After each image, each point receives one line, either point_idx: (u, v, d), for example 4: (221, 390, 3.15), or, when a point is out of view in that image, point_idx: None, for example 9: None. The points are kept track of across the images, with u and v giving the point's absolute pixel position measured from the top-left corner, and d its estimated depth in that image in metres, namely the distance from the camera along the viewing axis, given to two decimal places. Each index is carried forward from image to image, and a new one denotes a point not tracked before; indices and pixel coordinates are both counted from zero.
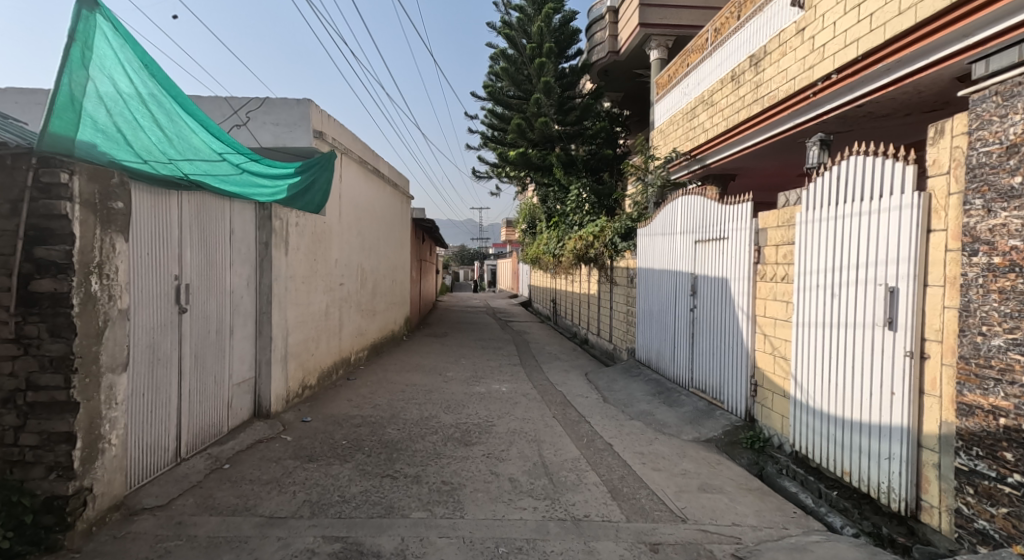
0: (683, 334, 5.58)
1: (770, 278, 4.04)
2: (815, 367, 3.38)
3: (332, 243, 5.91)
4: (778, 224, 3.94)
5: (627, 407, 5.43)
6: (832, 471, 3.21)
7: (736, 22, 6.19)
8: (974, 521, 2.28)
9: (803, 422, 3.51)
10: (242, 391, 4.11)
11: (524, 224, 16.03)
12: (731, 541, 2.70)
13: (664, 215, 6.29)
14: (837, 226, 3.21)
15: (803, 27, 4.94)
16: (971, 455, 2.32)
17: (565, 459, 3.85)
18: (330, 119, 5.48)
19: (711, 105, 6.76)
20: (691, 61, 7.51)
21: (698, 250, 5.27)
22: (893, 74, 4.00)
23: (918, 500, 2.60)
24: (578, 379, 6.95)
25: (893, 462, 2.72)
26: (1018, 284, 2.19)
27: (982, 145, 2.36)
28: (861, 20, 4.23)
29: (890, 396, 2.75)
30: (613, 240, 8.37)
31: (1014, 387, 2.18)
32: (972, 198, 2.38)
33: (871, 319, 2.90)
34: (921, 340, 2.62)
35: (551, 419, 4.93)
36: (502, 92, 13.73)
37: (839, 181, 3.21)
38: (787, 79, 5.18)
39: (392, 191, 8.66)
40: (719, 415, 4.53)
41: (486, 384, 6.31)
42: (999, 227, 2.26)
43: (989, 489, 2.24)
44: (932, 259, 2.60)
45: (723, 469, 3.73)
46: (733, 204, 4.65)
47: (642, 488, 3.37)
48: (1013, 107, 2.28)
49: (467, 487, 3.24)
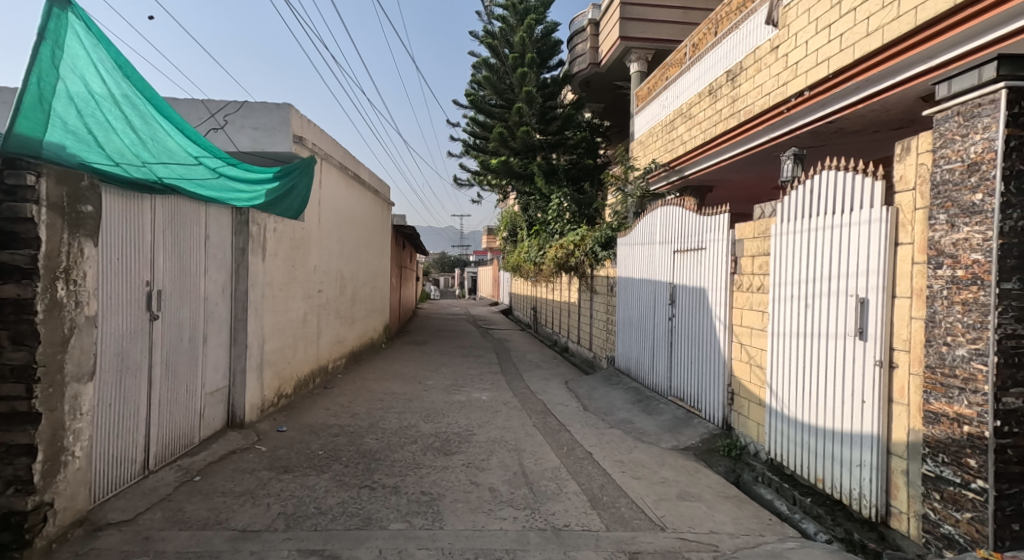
0: (661, 342, 5.65)
1: (746, 288, 4.13)
2: (791, 375, 3.45)
3: (310, 250, 5.83)
4: (754, 235, 4.03)
5: (607, 415, 5.47)
6: (806, 478, 3.28)
7: (714, 38, 6.36)
8: (940, 526, 2.34)
9: (778, 430, 3.57)
10: (215, 400, 4.00)
11: (506, 232, 16.03)
12: (708, 549, 2.73)
13: (644, 224, 6.36)
14: (810, 238, 3.31)
15: (778, 45, 5.08)
16: (937, 461, 2.37)
17: (545, 467, 3.86)
18: (310, 123, 5.44)
19: (689, 117, 6.89)
20: (670, 75, 7.66)
21: (676, 261, 5.36)
22: (863, 92, 4.15)
23: (888, 506, 2.68)
24: (558, 387, 6.97)
25: (863, 469, 2.79)
26: (979, 296, 2.24)
27: (946, 163, 2.42)
28: (831, 40, 4.36)
29: (862, 404, 2.82)
30: (593, 249, 8.42)
31: (976, 395, 2.22)
32: (937, 213, 2.44)
33: (843, 329, 2.98)
34: (891, 349, 2.70)
35: (531, 428, 4.94)
36: (483, 101, 14.02)
37: (813, 195, 3.30)
38: (763, 94, 5.31)
39: (373, 198, 8.60)
40: (696, 423, 4.61)
41: (466, 392, 6.28)
42: (962, 241, 2.31)
43: (954, 494, 2.28)
44: (900, 272, 2.67)
45: (702, 476, 3.77)
46: (710, 216, 4.74)
47: (622, 496, 3.39)
48: (974, 127, 2.34)
49: (446, 497, 3.22)
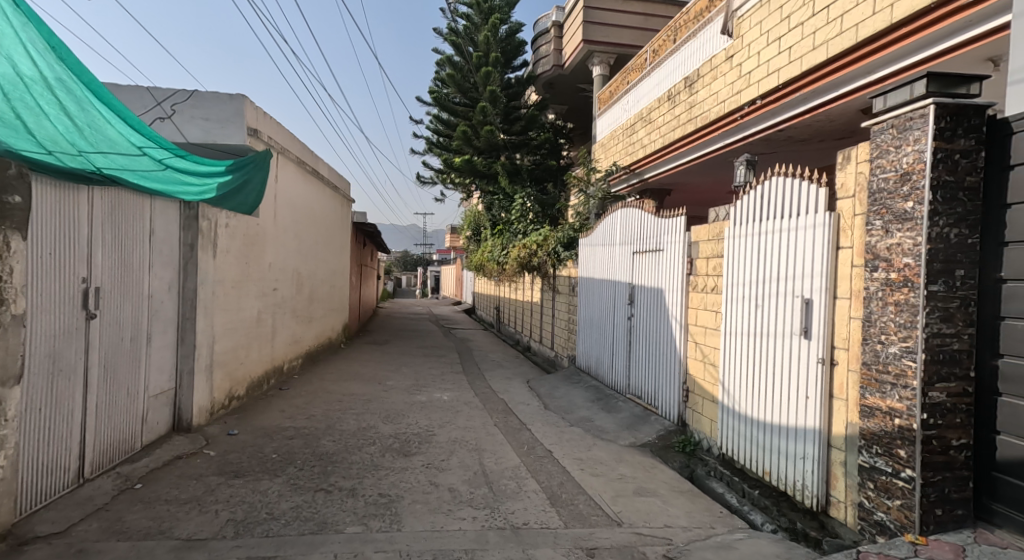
0: (620, 342, 5.77)
1: (701, 289, 4.27)
2: (741, 373, 3.59)
3: (265, 248, 5.64)
4: (709, 237, 4.17)
5: (567, 414, 5.53)
6: (754, 472, 3.42)
7: (673, 45, 6.53)
8: (874, 514, 2.47)
9: (729, 425, 3.71)
10: (159, 404, 3.82)
11: (470, 232, 15.98)
12: (662, 542, 2.80)
13: (605, 226, 6.48)
14: (760, 242, 3.45)
15: (732, 55, 5.27)
16: (871, 453, 2.50)
17: (506, 467, 3.87)
18: (265, 116, 5.26)
19: (649, 121, 7.06)
20: (631, 79, 7.82)
21: (635, 262, 5.48)
22: (809, 103, 4.37)
23: (828, 496, 2.83)
24: (520, 386, 7.01)
25: (806, 462, 2.94)
26: (909, 298, 2.34)
27: (882, 172, 2.52)
28: (781, 52, 4.55)
29: (806, 400, 2.97)
30: (555, 249, 8.50)
31: (907, 391, 2.32)
32: (874, 219, 2.56)
33: (789, 328, 3.13)
34: (832, 347, 2.85)
35: (492, 427, 4.94)
36: (447, 98, 13.92)
37: (763, 200, 3.44)
38: (718, 101, 5.47)
39: (332, 194, 8.40)
40: (653, 420, 4.73)
41: (427, 393, 6.23)
42: (896, 246, 2.42)
43: (886, 483, 2.41)
44: (841, 274, 2.82)
45: (658, 472, 3.88)
46: (668, 218, 4.87)
47: (581, 493, 3.44)
48: (906, 139, 2.40)
49: (405, 498, 3.18)
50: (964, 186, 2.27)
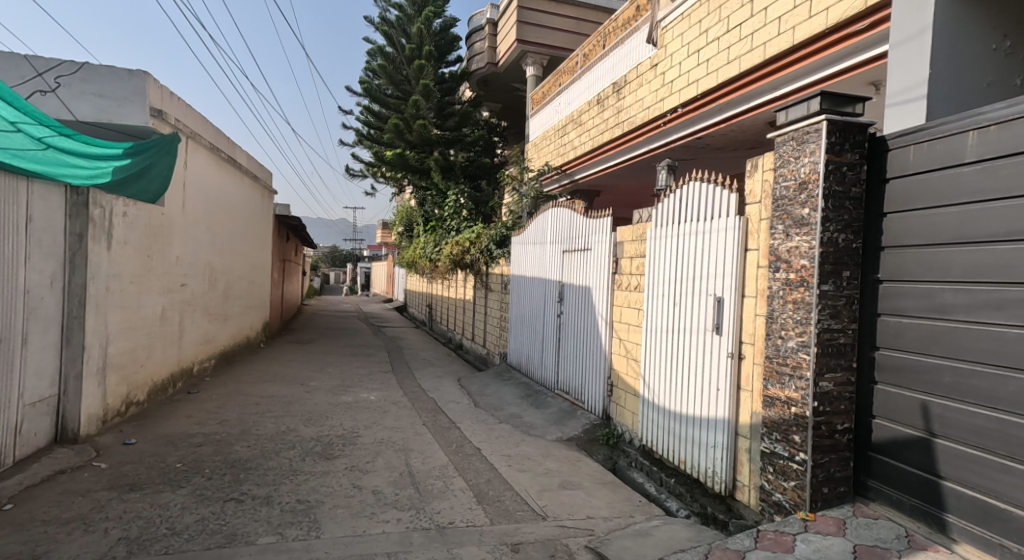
0: (550, 338, 5.87)
1: (625, 287, 4.43)
2: (661, 368, 3.76)
3: (172, 240, 5.21)
4: (632, 238, 4.34)
5: (497, 411, 5.56)
6: (671, 461, 3.60)
7: (602, 51, 6.72)
8: (773, 495, 2.67)
9: (649, 418, 3.89)
10: (38, 412, 3.41)
11: (401, 228, 15.65)
12: (584, 533, 2.88)
13: (536, 225, 6.56)
14: (679, 243, 3.64)
15: (656, 63, 5.50)
16: (771, 439, 2.71)
17: (432, 466, 3.82)
18: (172, 97, 4.85)
19: (579, 124, 7.23)
20: (563, 81, 7.97)
21: (565, 260, 5.60)
22: (724, 113, 4.66)
23: (735, 481, 3.04)
24: (450, 384, 6.96)
25: (717, 450, 3.14)
26: (804, 296, 2.55)
27: (784, 180, 2.72)
28: (700, 64, 4.81)
29: (717, 392, 3.17)
30: (488, 247, 8.51)
31: (801, 381, 2.52)
32: (777, 223, 2.76)
33: (703, 325, 3.32)
34: (740, 342, 3.05)
35: (420, 427, 4.87)
36: (378, 89, 13.52)
37: (683, 204, 3.62)
38: (643, 108, 5.70)
39: (250, 184, 7.90)
40: (580, 414, 4.86)
41: (353, 393, 6.03)
42: (794, 248, 2.63)
43: (783, 467, 2.61)
44: (748, 274, 3.03)
45: (582, 465, 3.98)
46: (596, 218, 5.01)
47: (507, 489, 3.46)
48: (804, 150, 2.60)
49: (325, 504, 3.06)
50: (851, 195, 2.50)
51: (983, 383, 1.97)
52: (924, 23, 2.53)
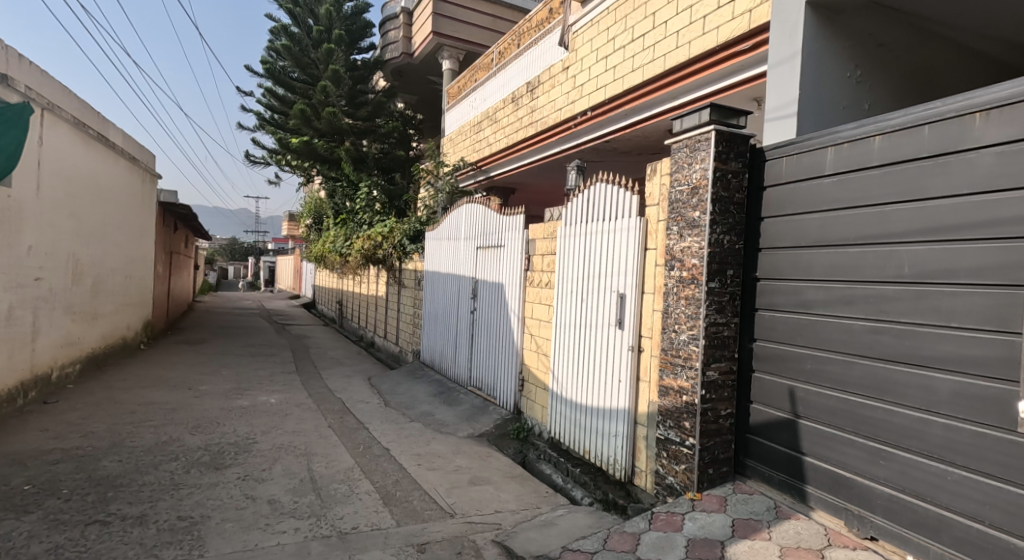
0: (463, 335, 5.85)
1: (537, 284, 4.51)
2: (568, 362, 3.88)
3: (24, 227, 4.52)
4: (544, 236, 4.43)
5: (409, 409, 5.44)
6: (577, 451, 3.73)
7: (517, 50, 6.78)
8: (666, 479, 2.85)
9: (557, 411, 3.99)
10: None
11: (309, 220, 14.81)
12: (492, 528, 2.90)
13: (450, 220, 6.50)
14: (586, 242, 3.77)
15: (568, 66, 5.64)
16: (666, 426, 2.89)
17: (336, 470, 3.65)
18: (22, 60, 4.20)
19: (495, 121, 7.26)
20: (478, 77, 7.95)
21: (478, 257, 5.60)
22: (629, 119, 4.89)
23: (633, 467, 3.21)
24: (360, 383, 6.70)
25: (618, 438, 3.30)
26: (694, 292, 2.74)
27: (678, 184, 2.91)
28: (608, 70, 5.00)
29: (619, 383, 3.32)
30: (401, 242, 8.30)
31: (691, 372, 2.71)
32: (672, 225, 2.94)
33: (607, 320, 3.47)
34: (639, 336, 3.22)
35: (325, 429, 4.64)
36: (282, 71, 12.68)
37: (590, 204, 3.75)
38: (556, 109, 5.83)
39: (127, 166, 7.07)
40: (492, 410, 4.89)
41: (250, 396, 5.61)
42: (686, 248, 2.81)
43: (675, 451, 2.80)
44: (647, 272, 3.21)
45: (493, 460, 4.01)
46: (509, 216, 5.06)
47: (415, 489, 3.40)
48: (695, 157, 2.78)
49: (212, 518, 2.82)
50: (734, 200, 2.72)
51: (837, 369, 2.24)
52: (794, 49, 2.80)
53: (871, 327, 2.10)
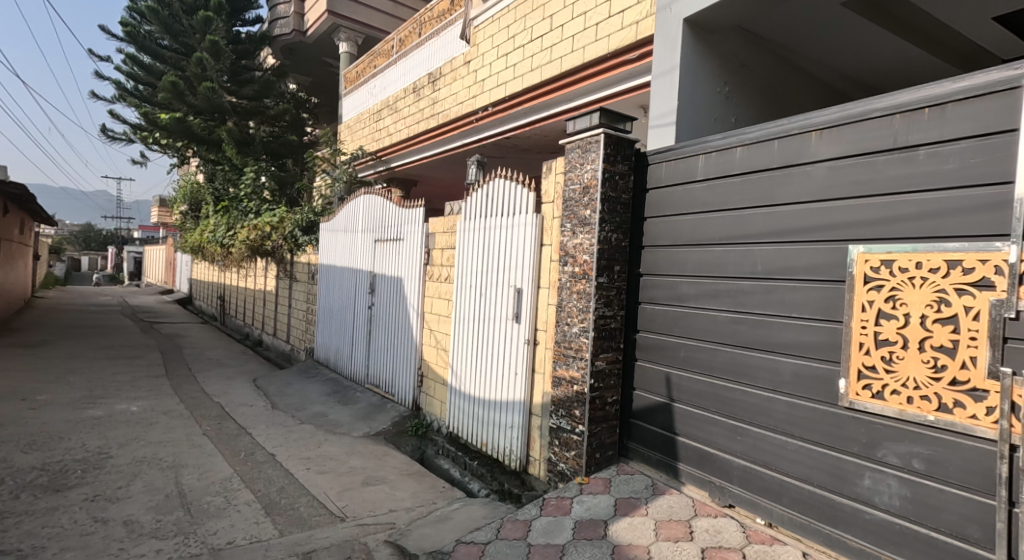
0: (360, 331, 5.63)
1: (436, 278, 4.46)
2: (467, 356, 3.89)
3: None
4: (444, 230, 4.39)
5: (299, 411, 5.13)
6: (475, 444, 3.76)
7: (418, 39, 6.62)
8: (557, 465, 2.98)
9: (455, 405, 4.00)
10: None
11: (184, 207, 13.34)
12: (385, 528, 2.83)
13: (346, 211, 6.21)
14: (485, 237, 3.79)
15: (469, 60, 5.63)
16: (558, 416, 3.01)
17: (211, 481, 3.35)
18: None
19: (395, 110, 7.04)
20: (378, 64, 7.65)
21: (377, 250, 5.41)
22: (529, 117, 5.00)
23: (528, 456, 3.31)
24: (244, 386, 6.19)
25: (514, 429, 3.38)
26: (584, 287, 2.87)
27: (572, 183, 3.02)
28: (508, 68, 5.06)
29: (515, 375, 3.40)
30: (292, 232, 7.77)
31: (582, 363, 2.84)
32: (566, 222, 3.05)
33: (504, 314, 3.53)
34: (535, 330, 3.32)
35: (199, 437, 4.22)
36: (148, 37, 11.23)
37: (489, 199, 3.78)
38: (457, 102, 5.79)
39: None
40: (389, 407, 4.77)
41: (106, 405, 4.94)
42: (577, 245, 2.94)
43: (566, 439, 2.93)
44: (543, 267, 3.31)
45: (389, 459, 3.91)
46: (408, 208, 4.94)
47: (303, 495, 3.22)
48: (587, 158, 2.91)
49: (50, 549, 2.45)
50: (621, 201, 2.89)
51: (704, 356, 2.47)
52: (674, 62, 3.03)
53: (732, 317, 2.34)
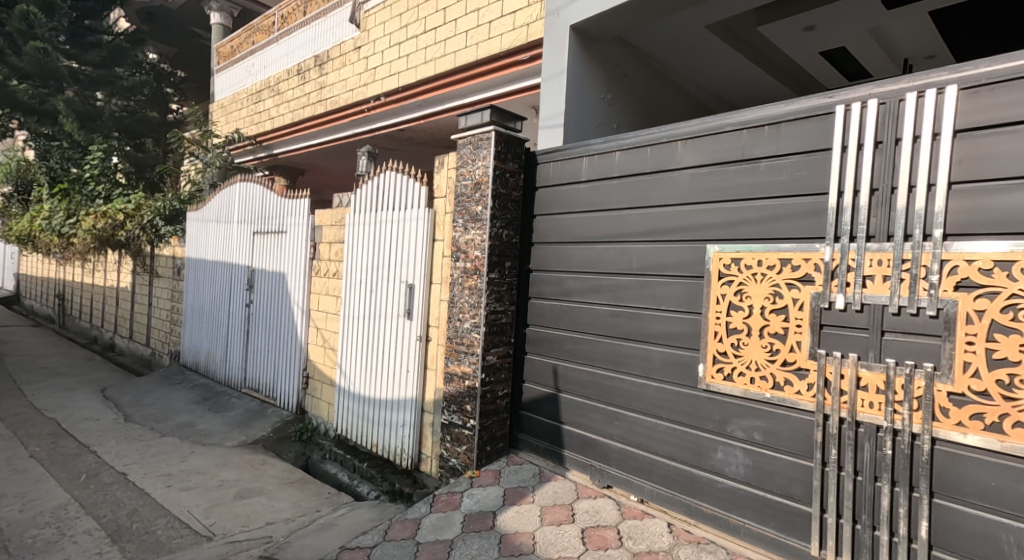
0: (236, 331, 5.16)
1: (323, 274, 4.22)
2: (356, 355, 3.74)
3: None
4: (331, 223, 4.16)
5: (160, 422, 4.59)
6: (364, 446, 3.63)
7: (302, 18, 6.18)
8: (449, 461, 2.97)
9: (344, 407, 3.82)
10: None
11: (8, 188, 11.23)
12: (260, 543, 2.63)
13: (219, 200, 5.64)
14: (375, 231, 3.66)
15: (359, 46, 5.38)
16: (450, 411, 3.00)
17: (40, 512, 2.87)
18: None
19: (277, 93, 6.53)
20: (256, 40, 7.03)
21: (255, 243, 4.99)
22: (423, 110, 4.92)
23: (420, 454, 3.27)
24: (89, 397, 5.38)
25: (405, 428, 3.31)
26: (475, 283, 2.90)
27: (463, 179, 3.03)
28: (400, 57, 4.91)
29: (406, 373, 3.34)
30: (152, 222, 6.89)
31: (473, 358, 2.87)
32: (458, 218, 3.05)
33: (395, 310, 3.44)
34: (427, 326, 3.28)
35: (26, 461, 3.60)
36: None
37: (380, 192, 3.66)
38: (347, 89, 5.51)
39: None
40: (269, 413, 4.44)
41: None
42: (469, 241, 2.95)
43: (457, 434, 2.93)
44: (435, 263, 3.27)
45: (267, 468, 3.64)
46: (290, 199, 4.61)
47: (161, 516, 2.88)
48: (478, 155, 2.93)
49: None
50: (511, 198, 2.95)
51: (587, 347, 2.62)
52: (561, 67, 3.15)
53: (611, 311, 2.51)
